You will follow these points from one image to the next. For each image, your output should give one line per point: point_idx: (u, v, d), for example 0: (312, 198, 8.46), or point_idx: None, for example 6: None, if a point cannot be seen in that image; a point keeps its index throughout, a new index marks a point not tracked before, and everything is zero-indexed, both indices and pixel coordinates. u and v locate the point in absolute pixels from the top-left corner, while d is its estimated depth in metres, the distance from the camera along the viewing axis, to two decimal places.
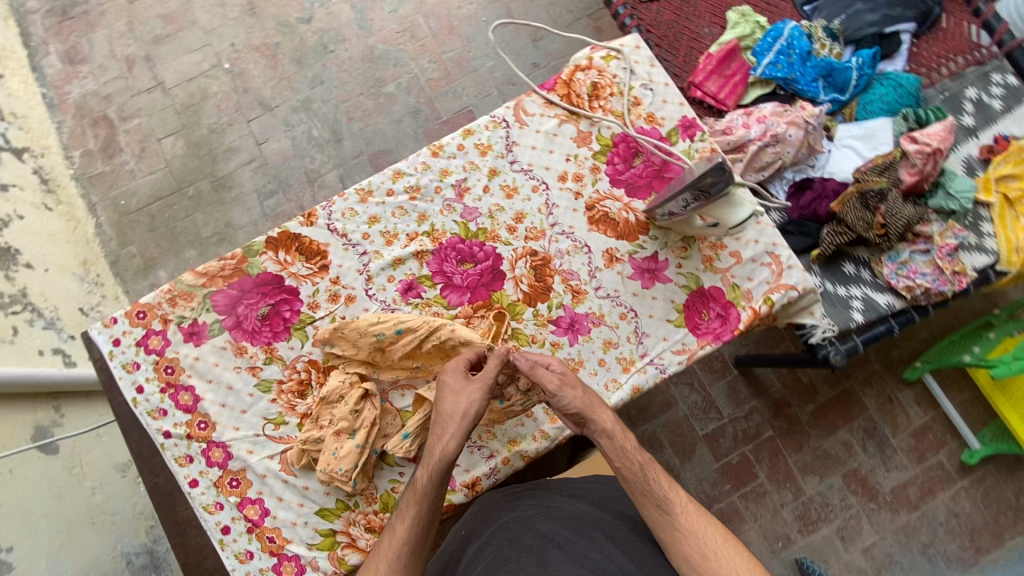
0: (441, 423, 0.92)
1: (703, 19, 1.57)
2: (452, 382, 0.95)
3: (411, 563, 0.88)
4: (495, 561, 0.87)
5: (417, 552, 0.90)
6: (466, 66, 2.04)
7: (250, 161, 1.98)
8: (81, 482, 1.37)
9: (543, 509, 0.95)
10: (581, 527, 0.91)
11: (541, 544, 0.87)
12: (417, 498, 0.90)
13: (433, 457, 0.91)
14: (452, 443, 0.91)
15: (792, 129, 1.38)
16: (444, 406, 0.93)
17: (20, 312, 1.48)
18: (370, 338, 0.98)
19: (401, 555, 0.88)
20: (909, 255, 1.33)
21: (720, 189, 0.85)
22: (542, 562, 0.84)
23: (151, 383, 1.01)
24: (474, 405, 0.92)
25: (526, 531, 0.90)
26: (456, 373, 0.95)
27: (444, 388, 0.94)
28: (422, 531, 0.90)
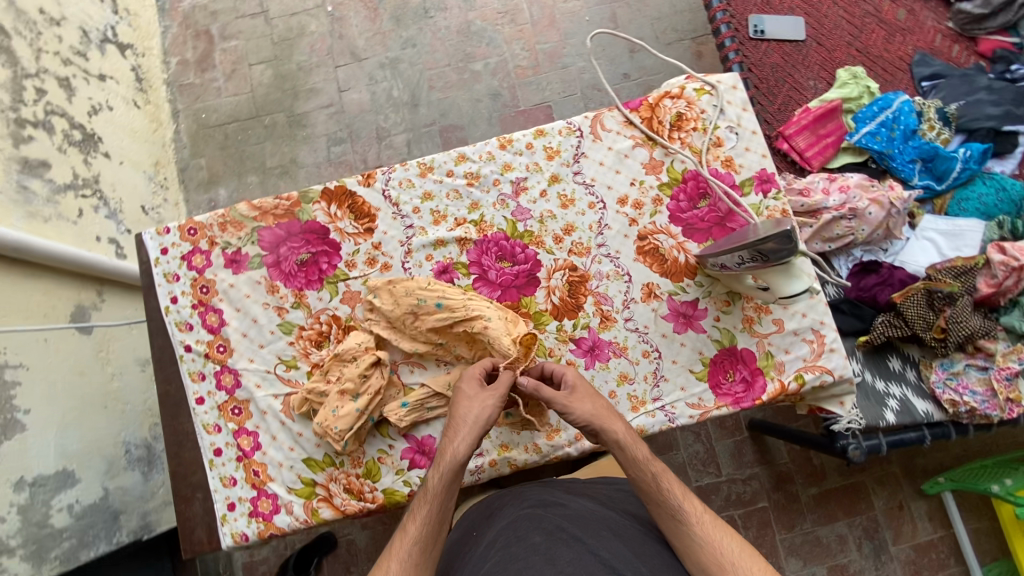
0: (455, 425, 0.90)
1: (811, 71, 1.49)
2: (468, 389, 0.93)
3: (422, 565, 0.83)
4: (502, 558, 0.85)
5: (430, 554, 0.84)
6: (556, 61, 2.01)
7: (328, 105, 2.02)
8: (104, 366, 1.46)
9: (551, 507, 0.94)
10: (590, 526, 0.89)
11: (549, 543, 0.86)
12: (429, 496, 0.86)
13: (445, 458, 0.88)
14: (464, 444, 0.88)
15: (874, 207, 1.31)
16: (459, 409, 0.91)
17: (88, 197, 1.57)
18: (411, 300, 1.00)
19: (412, 554, 0.82)
20: (964, 368, 1.25)
21: (781, 255, 0.81)
22: (551, 560, 0.82)
23: (185, 297, 1.06)
24: (488, 413, 0.90)
25: (535, 528, 0.89)
26: (474, 380, 0.94)
27: (461, 393, 0.93)
28: (434, 531, 0.85)
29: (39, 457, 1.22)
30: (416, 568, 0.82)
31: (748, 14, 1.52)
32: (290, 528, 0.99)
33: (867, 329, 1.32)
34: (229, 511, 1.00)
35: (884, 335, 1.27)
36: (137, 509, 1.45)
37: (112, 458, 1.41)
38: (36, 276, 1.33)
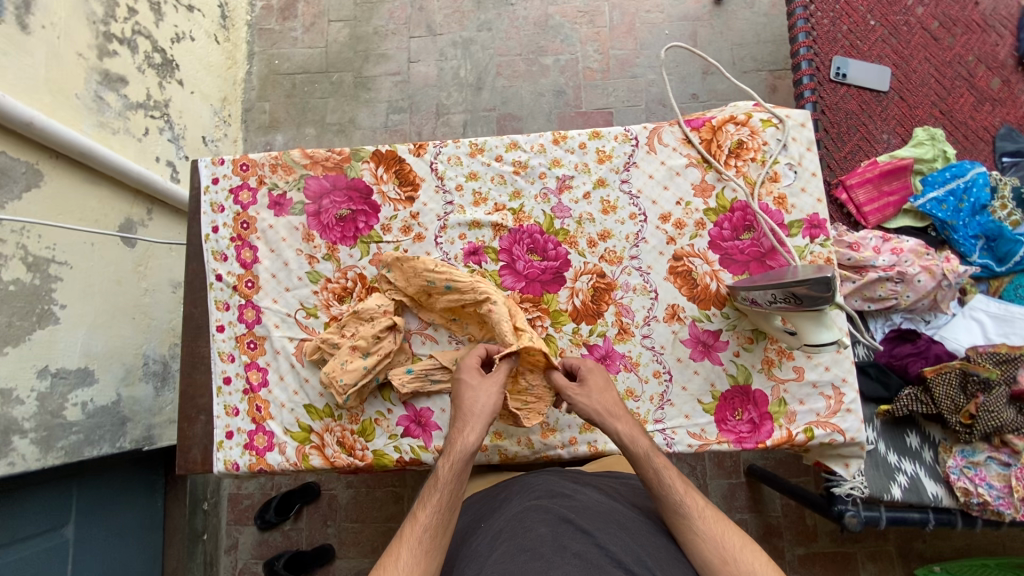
0: (461, 416, 0.91)
1: (887, 124, 1.44)
2: (469, 381, 0.94)
3: (433, 551, 0.84)
4: (510, 549, 0.85)
5: (440, 542, 0.85)
6: (627, 69, 1.99)
7: (395, 73, 2.05)
8: (139, 280, 1.52)
9: (557, 498, 0.95)
10: (597, 519, 0.90)
11: (557, 536, 0.86)
12: (438, 483, 0.87)
13: (453, 448, 0.89)
14: (473, 435, 0.89)
15: (924, 275, 1.26)
16: (463, 400, 0.92)
17: (156, 118, 1.64)
18: (421, 279, 1.01)
19: (424, 541, 0.84)
20: (986, 459, 1.19)
21: (814, 301, 0.78)
22: (561, 551, 0.83)
23: (226, 229, 1.10)
24: (492, 405, 0.91)
25: (542, 519, 0.89)
26: (474, 370, 0.95)
27: (462, 385, 0.94)
28: (445, 518, 0.86)
29: (65, 351, 1.29)
30: (427, 553, 0.83)
31: (833, 54, 1.47)
32: (279, 467, 1.02)
33: (890, 398, 1.27)
34: (226, 439, 1.04)
35: (907, 408, 1.23)
36: (143, 420, 1.51)
37: (130, 367, 1.49)
38: (94, 183, 1.40)
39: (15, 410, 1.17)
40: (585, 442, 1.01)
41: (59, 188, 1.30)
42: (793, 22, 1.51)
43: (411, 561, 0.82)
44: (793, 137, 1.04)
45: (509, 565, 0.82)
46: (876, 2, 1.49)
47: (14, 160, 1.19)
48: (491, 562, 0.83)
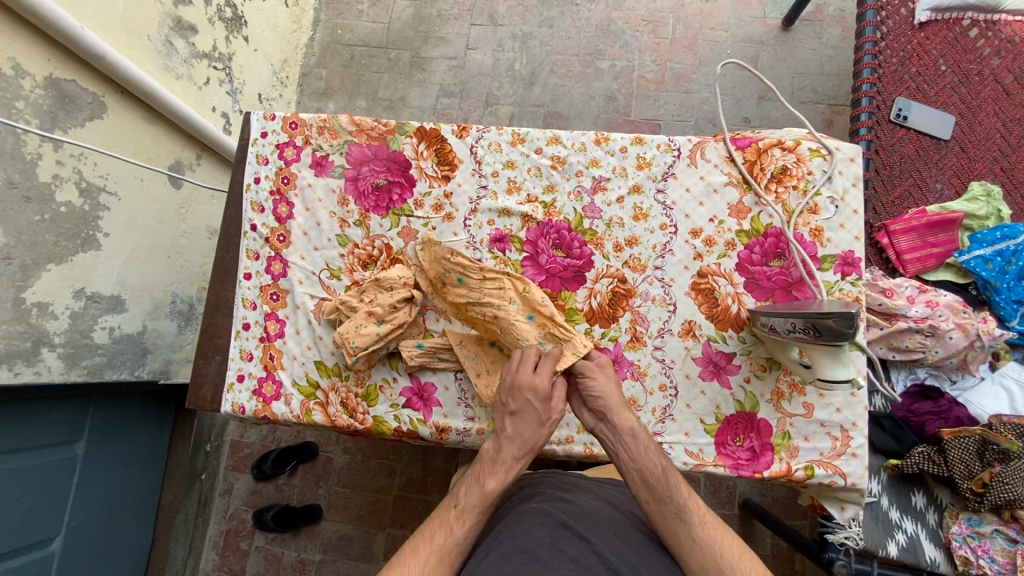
0: (517, 442, 0.90)
1: (943, 174, 1.39)
2: (539, 412, 0.91)
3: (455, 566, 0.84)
4: (507, 551, 0.84)
5: (462, 557, 0.86)
6: (682, 84, 1.97)
7: (452, 58, 2.08)
8: (179, 222, 1.58)
9: (556, 502, 0.94)
10: (595, 526, 0.89)
11: (555, 539, 0.85)
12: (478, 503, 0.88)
13: (501, 470, 0.89)
14: (522, 464, 0.91)
15: (958, 333, 1.22)
16: (529, 433, 0.90)
17: (218, 70, 1.69)
18: (440, 266, 1.01)
19: (451, 555, 0.84)
20: (992, 532, 1.14)
21: (834, 336, 0.76)
22: (559, 555, 0.82)
23: (267, 182, 1.13)
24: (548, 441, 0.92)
25: (540, 522, 0.89)
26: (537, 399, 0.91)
27: (531, 415, 0.91)
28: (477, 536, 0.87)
29: (102, 277, 1.35)
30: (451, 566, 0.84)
31: (897, 94, 1.43)
32: (283, 417, 1.05)
33: (901, 454, 1.23)
34: (237, 381, 1.08)
35: (917, 466, 1.18)
36: (163, 354, 1.57)
37: (159, 302, 1.54)
38: (151, 122, 1.46)
39: (48, 323, 1.23)
40: (582, 442, 1.02)
41: (119, 123, 1.37)
42: (860, 57, 1.47)
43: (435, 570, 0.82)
44: (839, 171, 1.01)
45: (506, 566, 0.81)
46: (950, 47, 1.43)
47: (82, 89, 1.27)
48: (488, 562, 0.83)
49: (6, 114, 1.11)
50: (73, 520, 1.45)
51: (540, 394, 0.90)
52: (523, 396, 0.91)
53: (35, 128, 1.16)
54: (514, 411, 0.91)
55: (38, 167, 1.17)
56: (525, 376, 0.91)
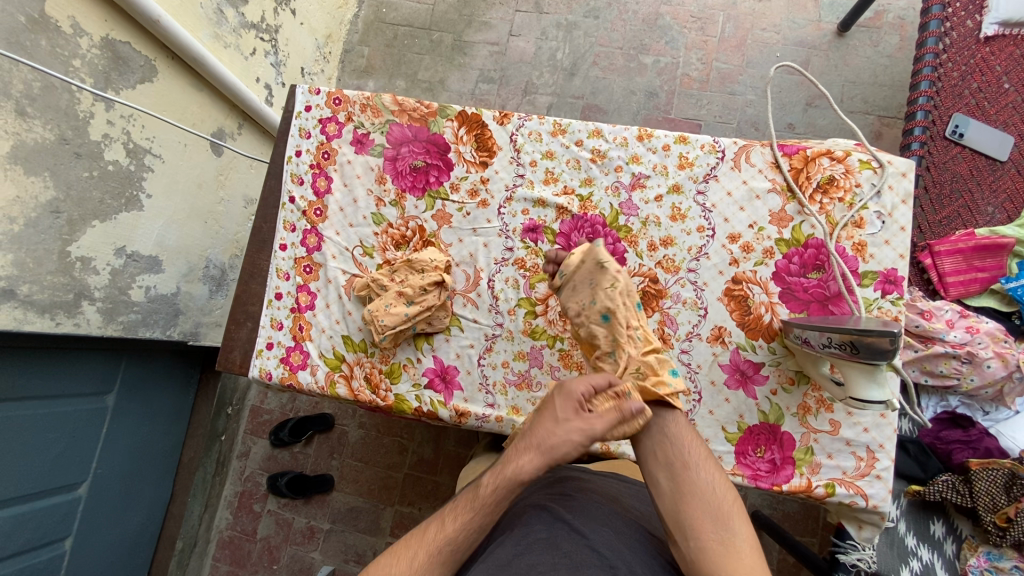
0: (527, 439, 0.83)
1: (995, 197, 1.34)
2: (559, 409, 0.83)
3: (448, 564, 0.80)
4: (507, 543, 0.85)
5: (458, 555, 0.81)
6: (726, 84, 1.93)
7: (494, 44, 2.06)
8: (217, 189, 1.60)
9: (559, 498, 0.93)
10: (593, 521, 0.87)
11: (550, 534, 0.84)
12: (479, 511, 0.81)
13: (506, 471, 0.82)
14: (528, 464, 0.81)
15: (996, 362, 1.17)
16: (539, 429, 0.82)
17: (265, 41, 1.71)
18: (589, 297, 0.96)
19: (442, 552, 0.80)
20: (1012, 568, 1.11)
21: (873, 354, 0.74)
22: (552, 549, 0.81)
23: (308, 156, 1.15)
24: (570, 449, 0.82)
25: (539, 516, 0.89)
26: (567, 401, 0.83)
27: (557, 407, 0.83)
28: (470, 538, 0.81)
29: (142, 236, 1.39)
30: (442, 562, 0.80)
31: (954, 110, 1.37)
32: (308, 387, 1.07)
33: (924, 480, 1.20)
34: (266, 348, 1.10)
35: (939, 494, 1.16)
36: (194, 317, 1.62)
37: (193, 266, 1.58)
38: (198, 89, 1.48)
39: (90, 278, 1.28)
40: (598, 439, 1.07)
41: (169, 87, 1.40)
42: (918, 69, 1.42)
43: (424, 565, 0.79)
44: (889, 185, 0.98)
45: (499, 555, 0.82)
46: (1017, 64, 1.36)
47: (137, 52, 1.30)
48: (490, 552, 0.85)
49: (63, 71, 1.15)
50: (99, 468, 1.51)
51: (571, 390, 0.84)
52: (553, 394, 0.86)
53: (89, 87, 1.20)
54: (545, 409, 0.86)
55: (90, 125, 1.21)
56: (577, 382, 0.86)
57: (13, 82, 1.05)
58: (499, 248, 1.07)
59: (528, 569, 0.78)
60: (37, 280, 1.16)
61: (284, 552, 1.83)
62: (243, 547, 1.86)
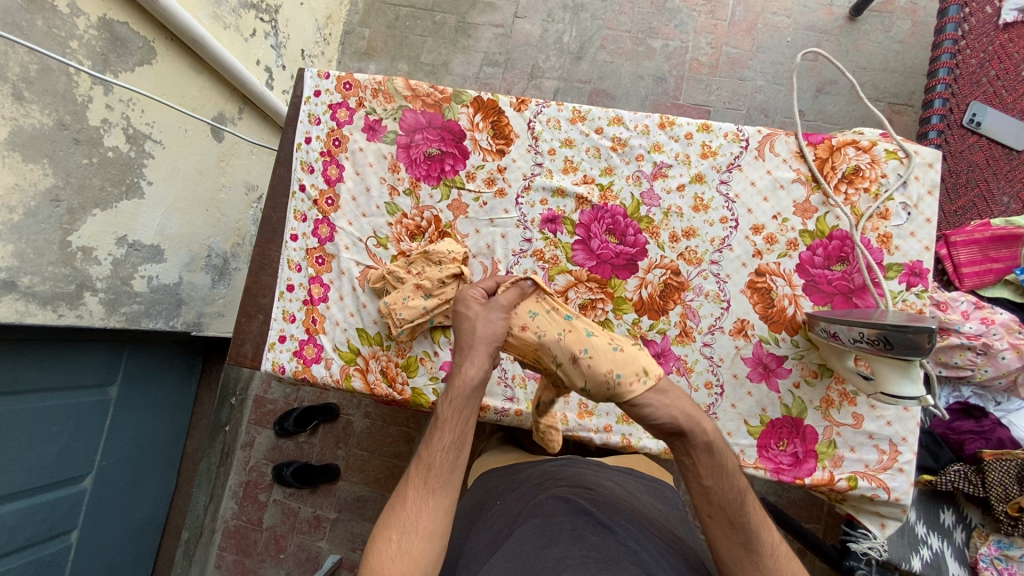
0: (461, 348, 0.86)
1: (1011, 186, 1.32)
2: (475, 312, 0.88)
3: (441, 489, 0.81)
4: (529, 531, 0.83)
5: (446, 480, 0.82)
6: (737, 69, 1.89)
7: (498, 26, 2.01)
8: (219, 175, 1.55)
9: (581, 490, 0.92)
10: (617, 516, 0.86)
11: (576, 526, 0.82)
12: (442, 429, 0.83)
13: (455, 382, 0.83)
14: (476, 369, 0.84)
15: (1011, 353, 1.17)
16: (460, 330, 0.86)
17: (265, 22, 1.65)
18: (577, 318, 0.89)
19: (430, 480, 0.81)
20: (1021, 557, 1.12)
21: (907, 350, 0.74)
22: (579, 541, 0.79)
23: (318, 143, 1.11)
24: (494, 329, 0.86)
25: (561, 507, 0.87)
26: (471, 300, 0.89)
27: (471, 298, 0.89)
28: (451, 455, 0.82)
29: (144, 225, 1.34)
30: (433, 490, 0.81)
31: (972, 98, 1.35)
32: (322, 380, 1.05)
33: (936, 470, 1.21)
34: (278, 341, 1.08)
35: (951, 485, 1.16)
36: (196, 307, 1.58)
37: (196, 255, 1.54)
38: (198, 72, 1.43)
39: (92, 268, 1.24)
40: (619, 433, 1.01)
41: (169, 70, 1.35)
42: (937, 54, 1.38)
43: (418, 501, 0.80)
44: (916, 176, 0.96)
45: (524, 546, 0.80)
46: None
47: (135, 33, 1.25)
48: (511, 539, 0.82)
49: (61, 53, 1.10)
50: (104, 460, 1.49)
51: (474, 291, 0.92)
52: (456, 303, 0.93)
53: (88, 70, 1.15)
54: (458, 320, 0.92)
55: (89, 110, 1.16)
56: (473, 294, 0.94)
57: (9, 64, 1.00)
58: (518, 240, 1.05)
59: (557, 560, 0.76)
60: (38, 271, 1.13)
61: (290, 541, 1.82)
62: (249, 537, 1.84)
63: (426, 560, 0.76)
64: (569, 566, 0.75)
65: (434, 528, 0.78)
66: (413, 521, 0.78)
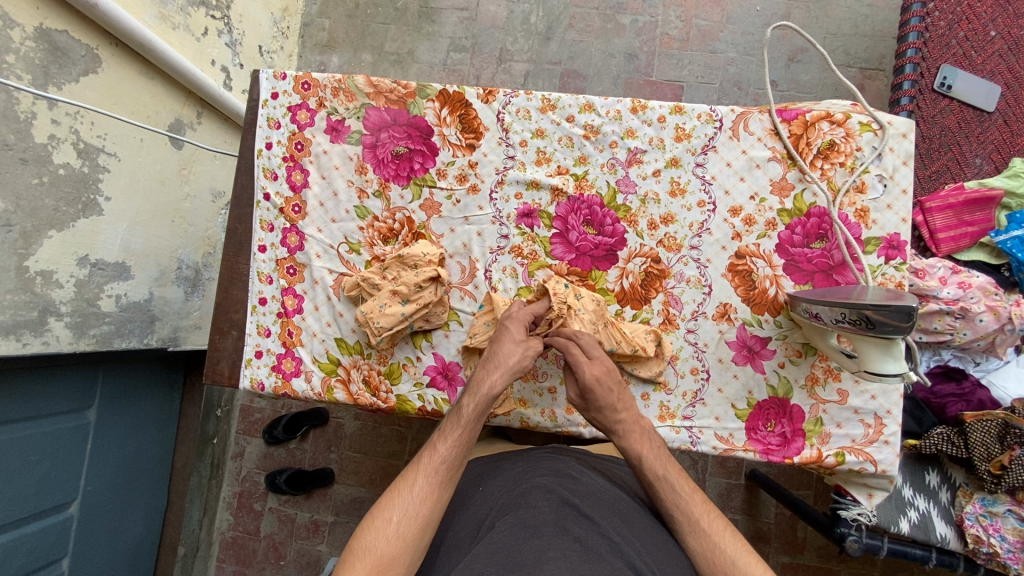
0: (490, 361, 0.89)
1: (983, 148, 1.32)
2: (512, 333, 0.91)
3: (446, 483, 0.84)
4: (509, 524, 0.81)
5: (454, 473, 0.85)
6: (707, 42, 1.86)
7: (462, 9, 1.94)
8: (182, 184, 1.49)
9: (563, 480, 0.91)
10: (600, 507, 0.86)
11: (559, 518, 0.82)
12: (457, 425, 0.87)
13: (482, 389, 0.87)
14: (501, 381, 0.88)
15: (988, 316, 1.17)
16: (498, 347, 0.89)
17: (216, 19, 1.56)
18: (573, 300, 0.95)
19: (439, 471, 0.84)
20: (1005, 512, 1.12)
21: (887, 329, 0.73)
22: (562, 533, 0.78)
23: (279, 148, 1.07)
24: (524, 360, 0.89)
25: (545, 498, 0.85)
26: (518, 324, 0.91)
27: (505, 336, 0.91)
28: (460, 453, 0.86)
29: (106, 243, 1.29)
30: (441, 483, 0.84)
31: (943, 61, 1.33)
32: (303, 394, 1.03)
33: (920, 434, 1.22)
34: (255, 357, 1.05)
35: (935, 447, 1.17)
36: (171, 321, 1.53)
37: (165, 269, 1.48)
38: (148, 77, 1.36)
39: (54, 292, 1.19)
40: None
41: (117, 77, 1.28)
42: (906, 20, 1.37)
43: (425, 487, 0.83)
44: (890, 147, 0.95)
45: (507, 538, 0.78)
46: (1003, 10, 1.32)
47: (76, 41, 1.18)
48: (493, 532, 0.81)
49: None
50: (88, 485, 1.45)
51: (514, 336, 0.90)
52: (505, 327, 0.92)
53: (28, 85, 1.08)
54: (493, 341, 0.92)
55: (33, 127, 1.10)
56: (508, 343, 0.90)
57: None
58: (494, 237, 1.02)
59: (540, 552, 0.75)
60: None
61: (289, 548, 1.80)
62: (247, 547, 1.82)
63: (416, 549, 0.80)
64: (551, 558, 0.74)
65: (431, 517, 0.82)
66: (415, 506, 0.81)
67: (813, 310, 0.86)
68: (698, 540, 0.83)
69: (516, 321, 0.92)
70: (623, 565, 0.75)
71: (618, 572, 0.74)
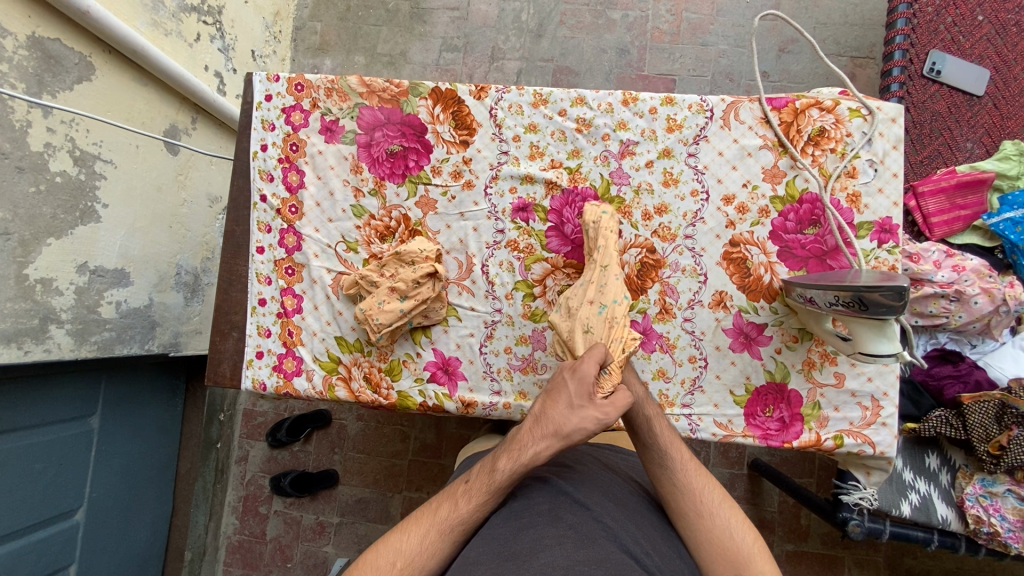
0: (543, 424, 0.80)
1: (973, 132, 1.33)
2: (571, 394, 0.81)
3: (460, 542, 0.82)
4: (507, 514, 0.83)
5: (468, 534, 0.83)
6: (698, 35, 1.86)
7: (453, 9, 1.95)
8: (179, 190, 1.50)
9: (558, 470, 0.91)
10: (595, 493, 0.86)
11: (554, 506, 0.82)
12: (491, 492, 0.82)
13: (522, 457, 0.80)
14: (548, 451, 0.80)
15: (983, 298, 1.17)
16: (551, 412, 0.80)
17: (208, 25, 1.57)
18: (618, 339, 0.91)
19: (455, 530, 0.81)
20: (1005, 492, 1.13)
21: (881, 310, 0.74)
22: (557, 522, 0.79)
23: (275, 149, 1.07)
24: (587, 433, 0.79)
25: (540, 489, 0.86)
26: (585, 382, 0.80)
27: (563, 396, 0.81)
28: (481, 519, 0.83)
29: (104, 249, 1.29)
30: (454, 540, 0.81)
31: (931, 47, 1.33)
32: (305, 393, 1.04)
33: (918, 417, 1.23)
34: (256, 358, 1.06)
35: (934, 430, 1.18)
36: (171, 327, 1.53)
37: (163, 275, 1.49)
38: (142, 84, 1.37)
39: (54, 300, 1.20)
40: None
41: (112, 85, 1.29)
42: (894, 7, 1.37)
43: (435, 542, 0.80)
44: (880, 132, 0.96)
45: (502, 529, 0.80)
46: None
47: (69, 49, 1.18)
48: (490, 524, 0.82)
49: None
50: (93, 491, 1.45)
51: (571, 399, 0.80)
52: (563, 372, 0.83)
53: (22, 93, 1.09)
54: (550, 388, 0.83)
55: (29, 135, 1.11)
56: (558, 411, 0.80)
57: None
58: (490, 232, 1.03)
59: (535, 541, 0.76)
60: None
61: (296, 550, 1.80)
62: (254, 550, 1.83)
63: None
64: (547, 546, 0.75)
65: (436, 570, 0.81)
66: (422, 559, 0.79)
67: (807, 296, 0.88)
68: (684, 480, 0.84)
69: (581, 377, 0.81)
70: (618, 549, 0.76)
71: (614, 556, 0.74)
